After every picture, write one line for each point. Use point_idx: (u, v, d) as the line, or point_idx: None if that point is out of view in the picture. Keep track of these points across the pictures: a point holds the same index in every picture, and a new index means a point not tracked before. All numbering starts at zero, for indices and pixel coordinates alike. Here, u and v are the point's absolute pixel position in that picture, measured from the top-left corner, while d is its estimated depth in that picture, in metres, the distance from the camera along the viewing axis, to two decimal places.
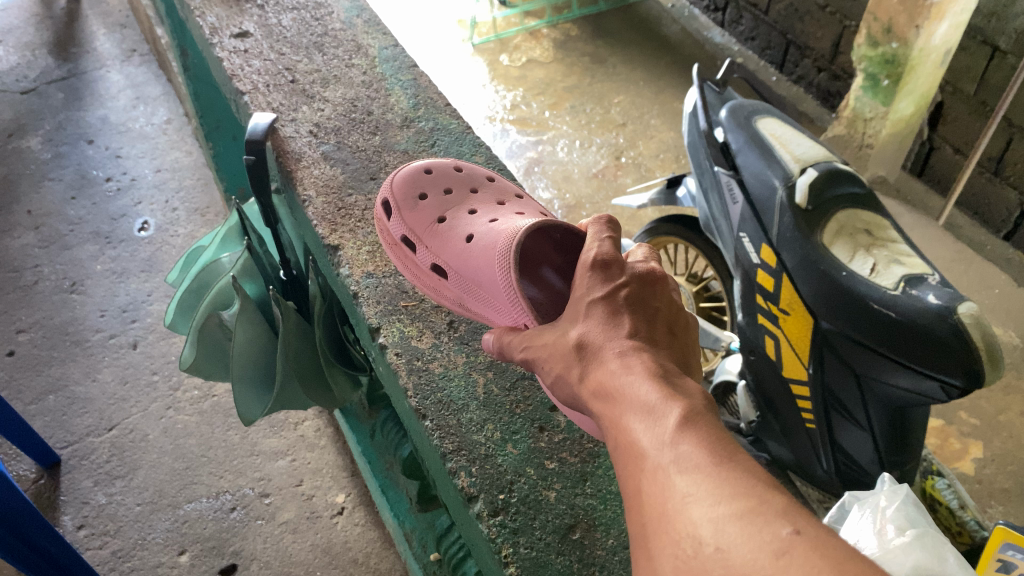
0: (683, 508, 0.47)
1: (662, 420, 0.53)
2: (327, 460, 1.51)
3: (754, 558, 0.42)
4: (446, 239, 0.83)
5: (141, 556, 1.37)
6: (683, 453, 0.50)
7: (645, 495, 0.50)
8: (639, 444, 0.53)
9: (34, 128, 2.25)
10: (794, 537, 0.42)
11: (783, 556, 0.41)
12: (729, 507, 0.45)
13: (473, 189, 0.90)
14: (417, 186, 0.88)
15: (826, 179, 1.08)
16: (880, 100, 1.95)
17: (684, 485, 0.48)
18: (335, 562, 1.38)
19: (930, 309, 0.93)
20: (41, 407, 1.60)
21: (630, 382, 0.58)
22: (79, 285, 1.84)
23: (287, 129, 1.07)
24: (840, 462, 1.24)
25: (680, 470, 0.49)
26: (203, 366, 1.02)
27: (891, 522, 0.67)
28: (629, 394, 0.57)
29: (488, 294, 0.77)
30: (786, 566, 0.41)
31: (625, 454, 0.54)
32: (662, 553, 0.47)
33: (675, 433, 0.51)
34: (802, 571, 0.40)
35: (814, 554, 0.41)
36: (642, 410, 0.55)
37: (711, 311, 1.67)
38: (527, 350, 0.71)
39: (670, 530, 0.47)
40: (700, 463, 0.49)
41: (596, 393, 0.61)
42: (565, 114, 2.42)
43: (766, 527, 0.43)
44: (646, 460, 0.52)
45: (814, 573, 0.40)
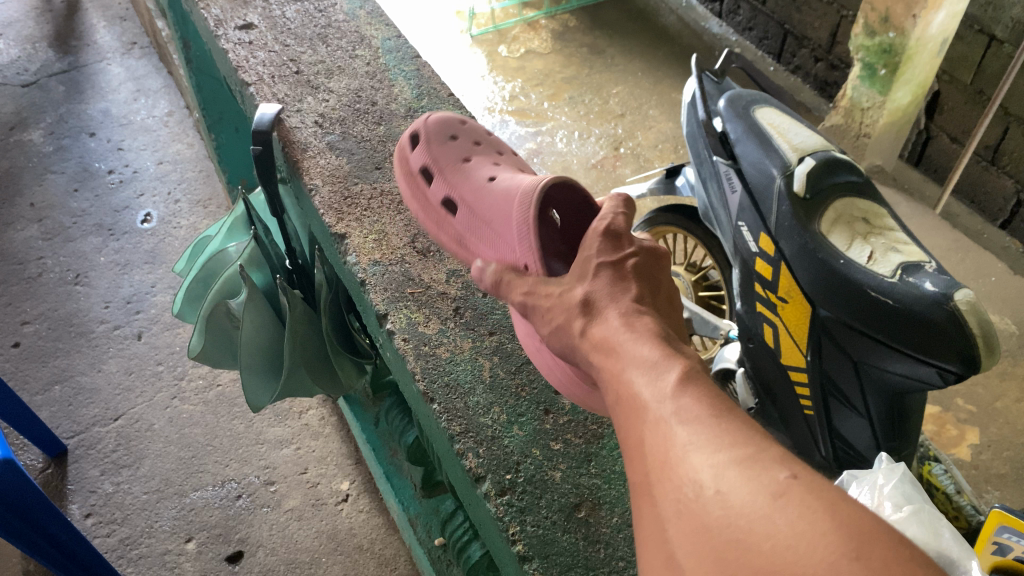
0: (684, 453, 0.48)
1: (663, 376, 0.54)
2: (332, 448, 1.53)
3: (754, 498, 0.43)
4: (467, 176, 0.88)
5: (148, 543, 1.39)
6: (683, 403, 0.51)
7: (646, 443, 0.51)
8: (641, 394, 0.54)
9: (36, 121, 2.26)
10: (792, 481, 0.43)
11: (780, 497, 0.42)
12: (729, 451, 0.47)
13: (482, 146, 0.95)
14: (450, 130, 0.95)
15: (825, 167, 1.10)
16: (878, 89, 1.97)
17: (685, 432, 0.49)
18: (340, 548, 1.39)
19: (927, 296, 0.94)
20: (48, 397, 1.62)
21: (631, 343, 0.59)
22: (83, 277, 1.85)
23: (293, 119, 1.08)
24: (838, 447, 1.26)
25: (681, 419, 0.50)
26: (211, 354, 1.04)
27: (888, 499, 0.69)
28: (630, 350, 0.59)
29: (493, 231, 0.81)
30: (784, 506, 0.42)
31: (627, 407, 0.55)
32: (666, 497, 0.48)
33: (676, 388, 0.53)
34: (799, 510, 0.41)
35: (810, 496, 0.42)
36: (643, 365, 0.56)
37: (710, 300, 1.69)
38: (530, 295, 0.72)
39: (672, 476, 0.48)
40: (701, 413, 0.50)
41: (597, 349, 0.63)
42: (564, 105, 2.43)
43: (765, 472, 0.44)
44: (646, 410, 0.53)
45: (810, 513, 0.41)
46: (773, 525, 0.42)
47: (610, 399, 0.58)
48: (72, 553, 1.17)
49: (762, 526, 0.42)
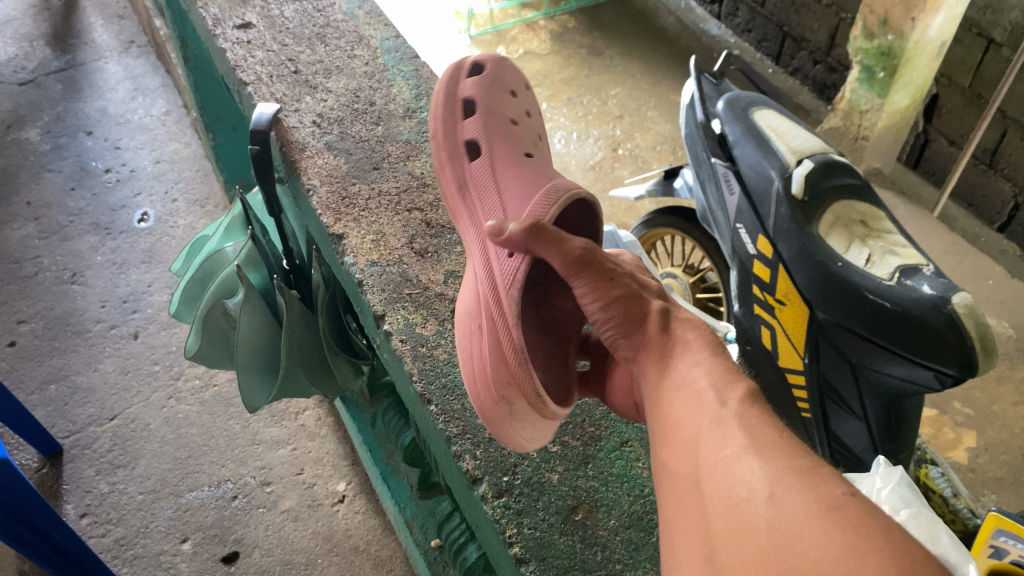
0: (740, 459, 0.52)
1: (730, 386, 0.58)
2: (328, 449, 1.52)
3: (805, 505, 0.47)
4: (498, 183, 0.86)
5: (144, 544, 1.39)
6: (746, 415, 0.55)
7: (703, 446, 0.55)
8: (703, 398, 0.58)
9: (33, 119, 2.25)
10: (847, 497, 0.46)
11: (835, 509, 0.45)
12: (787, 461, 0.50)
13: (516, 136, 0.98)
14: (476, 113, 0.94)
15: (822, 170, 1.09)
16: (876, 92, 1.97)
17: (745, 437, 0.53)
18: (336, 549, 1.39)
19: (924, 299, 0.94)
20: (43, 397, 1.61)
21: (702, 357, 0.62)
22: (79, 276, 1.85)
23: (291, 119, 1.08)
24: (835, 450, 1.26)
25: (744, 425, 0.54)
26: (208, 354, 1.04)
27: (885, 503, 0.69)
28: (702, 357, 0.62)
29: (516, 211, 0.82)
30: (837, 518, 0.45)
31: (688, 406, 0.58)
32: (716, 494, 0.52)
33: (743, 398, 0.56)
34: (850, 524, 0.44)
35: (864, 514, 0.45)
36: (712, 370, 0.60)
37: (707, 302, 1.69)
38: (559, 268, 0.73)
39: (727, 476, 0.52)
40: (762, 427, 0.54)
41: (670, 352, 0.64)
42: (563, 106, 2.43)
43: (821, 484, 0.48)
44: (707, 412, 0.57)
45: (861, 529, 0.44)
46: (824, 535, 0.44)
47: (670, 401, 0.61)
48: (77, 561, 1.19)
49: (806, 529, 0.45)
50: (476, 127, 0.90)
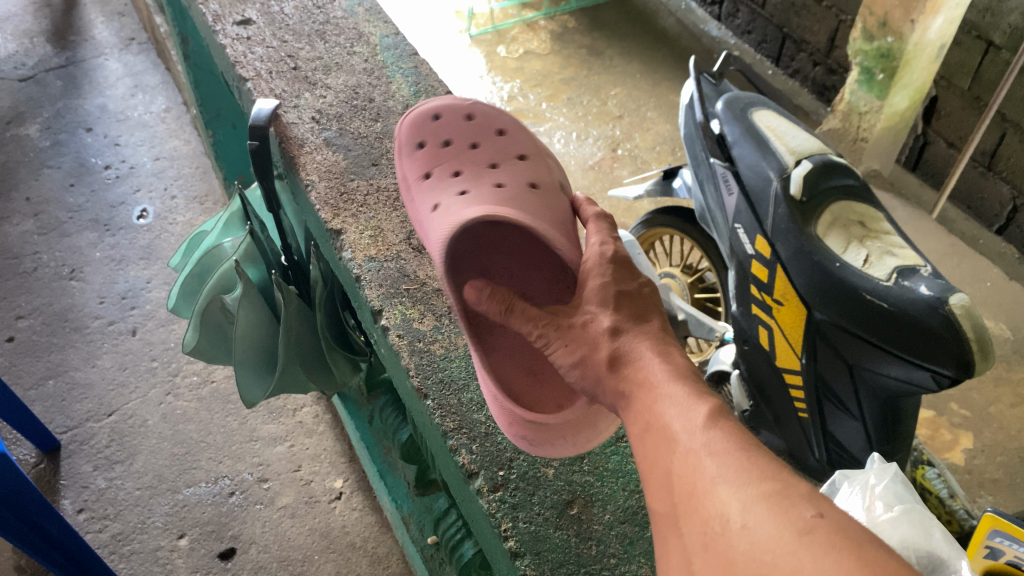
0: (710, 489, 0.48)
1: (694, 410, 0.53)
2: (326, 446, 1.52)
3: (780, 534, 0.43)
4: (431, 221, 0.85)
5: (141, 539, 1.39)
6: (714, 441, 0.51)
7: (676, 480, 0.51)
8: (669, 429, 0.54)
9: (33, 116, 2.25)
10: (818, 520, 0.43)
11: (807, 534, 0.42)
12: (758, 487, 0.46)
13: (473, 145, 0.93)
14: (420, 134, 0.93)
15: (821, 170, 1.10)
16: (875, 93, 1.97)
17: (713, 467, 0.49)
18: (333, 546, 1.39)
19: (922, 300, 0.94)
20: (41, 392, 1.61)
21: (665, 389, 0.57)
22: (78, 272, 1.85)
23: (291, 115, 1.08)
24: (832, 450, 1.26)
25: (710, 453, 0.50)
26: (206, 349, 1.04)
27: (879, 499, 0.67)
28: (660, 385, 0.57)
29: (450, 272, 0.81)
30: (810, 544, 0.42)
31: (656, 438, 0.54)
32: (693, 534, 0.48)
33: (707, 420, 0.52)
34: (824, 550, 0.41)
35: (837, 536, 0.42)
36: (674, 399, 0.55)
37: (705, 302, 1.69)
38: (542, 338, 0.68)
39: (700, 510, 0.48)
40: (733, 450, 0.50)
41: (628, 394, 0.60)
42: (562, 106, 2.43)
43: (791, 508, 0.44)
44: (676, 446, 0.52)
45: (834, 553, 0.41)
46: (799, 565, 0.41)
47: (640, 441, 0.56)
48: (75, 558, 1.19)
49: (784, 559, 0.42)
50: (412, 168, 0.91)
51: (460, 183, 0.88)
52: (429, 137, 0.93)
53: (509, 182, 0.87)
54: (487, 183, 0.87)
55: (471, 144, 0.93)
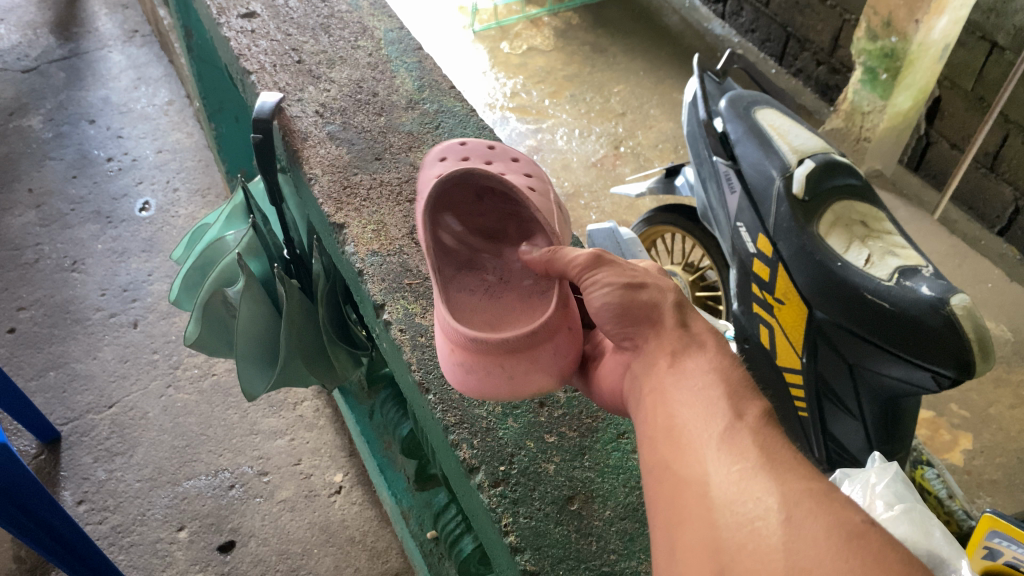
0: (752, 475, 0.48)
1: (743, 405, 0.54)
2: (326, 440, 1.53)
3: (824, 531, 0.43)
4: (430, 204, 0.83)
5: (140, 531, 1.39)
6: (762, 434, 0.51)
7: (715, 454, 0.51)
8: (716, 406, 0.54)
9: (35, 107, 2.25)
10: (865, 527, 0.43)
11: (856, 539, 0.42)
12: (803, 484, 0.47)
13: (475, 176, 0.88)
14: (445, 152, 0.93)
15: (823, 170, 1.10)
16: (879, 94, 1.97)
17: (758, 455, 0.49)
18: (332, 539, 1.39)
19: (923, 300, 0.94)
20: (42, 383, 1.61)
21: (719, 369, 0.58)
22: (80, 264, 1.85)
23: (294, 108, 1.08)
24: (831, 450, 1.26)
25: (757, 445, 0.50)
26: (207, 342, 1.04)
27: (879, 498, 0.66)
28: (708, 370, 0.58)
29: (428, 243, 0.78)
30: (858, 547, 0.42)
31: (699, 413, 0.54)
32: (723, 507, 0.47)
33: (757, 418, 0.53)
34: (873, 555, 0.41)
35: (886, 546, 0.42)
36: (724, 386, 0.56)
37: (706, 300, 1.69)
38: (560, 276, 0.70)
39: (739, 491, 0.47)
40: (778, 449, 0.50)
41: (677, 363, 0.60)
42: (565, 103, 2.43)
43: (838, 512, 0.44)
44: (719, 424, 0.52)
45: (884, 560, 0.41)
46: (846, 563, 0.41)
47: (675, 414, 0.56)
48: (76, 550, 1.19)
49: (826, 554, 0.42)
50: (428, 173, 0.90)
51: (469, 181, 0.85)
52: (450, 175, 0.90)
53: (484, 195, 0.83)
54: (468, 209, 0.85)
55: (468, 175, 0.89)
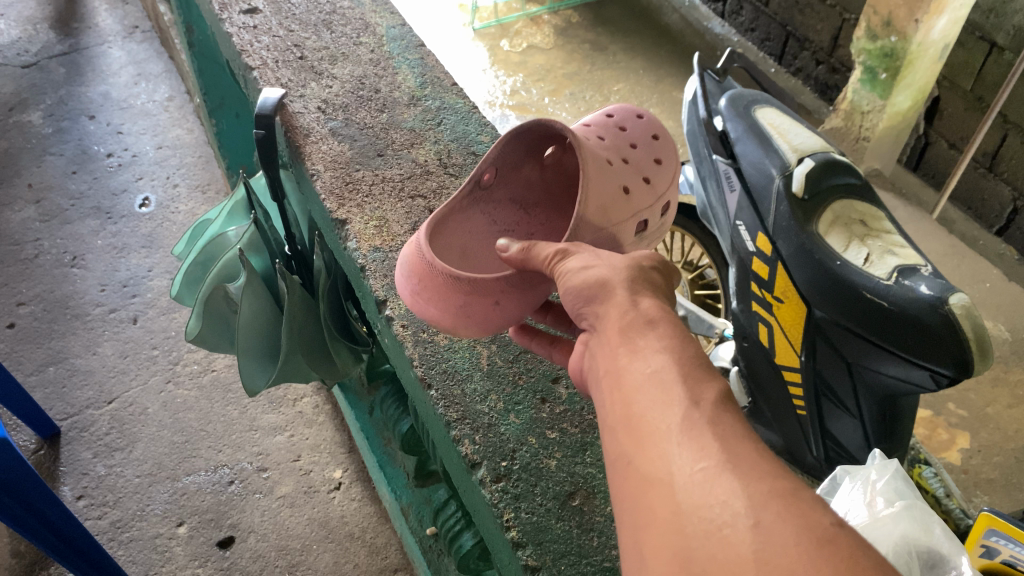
0: (717, 472, 0.41)
1: (699, 384, 0.47)
2: (325, 436, 1.53)
3: (798, 539, 0.37)
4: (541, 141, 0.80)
5: (139, 527, 1.39)
6: (722, 419, 0.45)
7: (674, 446, 0.44)
8: (670, 391, 0.47)
9: (35, 102, 2.25)
10: (840, 533, 0.38)
11: (832, 549, 0.37)
12: (769, 482, 0.40)
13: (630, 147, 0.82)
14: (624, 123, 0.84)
15: (823, 169, 1.10)
16: (878, 93, 1.97)
17: (721, 450, 0.42)
18: (331, 536, 1.39)
19: (922, 300, 0.94)
20: (42, 378, 1.62)
21: (674, 340, 0.51)
22: (80, 259, 1.85)
23: (296, 104, 1.08)
24: (830, 448, 1.27)
25: (717, 433, 0.43)
26: (209, 338, 1.04)
27: (880, 494, 0.65)
28: (663, 344, 0.50)
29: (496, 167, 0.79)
30: (834, 559, 0.36)
31: (654, 393, 0.47)
32: (689, 513, 0.41)
33: (717, 400, 0.46)
34: (852, 570, 0.36)
35: (864, 555, 0.37)
36: (674, 362, 0.48)
37: (705, 299, 1.70)
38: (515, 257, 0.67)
39: (701, 492, 0.41)
40: (740, 434, 0.44)
41: (625, 336, 0.52)
42: (565, 101, 2.43)
43: (810, 515, 0.38)
44: (675, 409, 0.45)
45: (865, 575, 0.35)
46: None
47: (627, 395, 0.48)
48: (73, 544, 1.19)
49: (804, 572, 0.36)
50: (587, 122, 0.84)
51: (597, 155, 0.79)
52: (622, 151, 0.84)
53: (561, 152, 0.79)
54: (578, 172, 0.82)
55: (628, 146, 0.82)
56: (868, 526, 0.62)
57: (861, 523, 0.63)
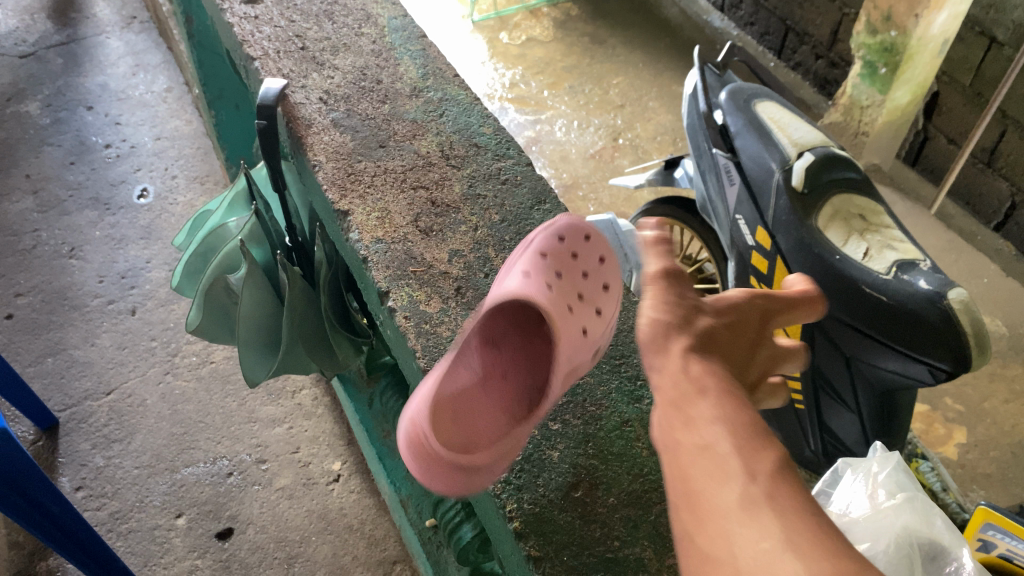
0: (774, 561, 0.39)
1: (754, 453, 0.45)
2: (324, 428, 1.53)
3: None
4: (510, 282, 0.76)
5: (138, 518, 1.39)
6: (777, 491, 0.42)
7: (732, 527, 0.42)
8: (725, 464, 0.44)
9: (33, 93, 2.24)
10: None
11: None
12: (827, 561, 0.38)
13: (600, 260, 0.82)
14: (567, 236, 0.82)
15: (823, 162, 1.10)
16: (877, 88, 1.99)
17: (780, 531, 0.40)
18: (330, 527, 1.39)
19: (921, 293, 0.95)
20: (40, 369, 1.61)
21: (722, 407, 0.48)
22: (78, 251, 1.85)
23: (298, 95, 1.08)
24: (828, 442, 1.27)
25: (774, 508, 0.41)
26: (208, 330, 1.04)
27: (882, 488, 0.65)
28: (710, 415, 0.48)
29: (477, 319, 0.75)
30: None
31: (709, 469, 0.45)
32: None
33: (769, 468, 0.44)
34: None
35: None
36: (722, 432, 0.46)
37: (704, 293, 1.70)
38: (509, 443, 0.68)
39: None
40: (797, 510, 0.41)
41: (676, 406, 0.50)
42: (564, 94, 2.43)
43: None
44: (728, 484, 0.44)
45: None
46: None
47: (687, 468, 0.46)
48: (74, 536, 1.19)
49: None
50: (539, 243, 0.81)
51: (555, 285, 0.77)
52: (578, 231, 0.82)
53: (591, 324, 0.77)
54: (573, 282, 0.79)
55: (598, 256, 0.82)
56: (871, 517, 0.62)
57: (863, 514, 0.63)
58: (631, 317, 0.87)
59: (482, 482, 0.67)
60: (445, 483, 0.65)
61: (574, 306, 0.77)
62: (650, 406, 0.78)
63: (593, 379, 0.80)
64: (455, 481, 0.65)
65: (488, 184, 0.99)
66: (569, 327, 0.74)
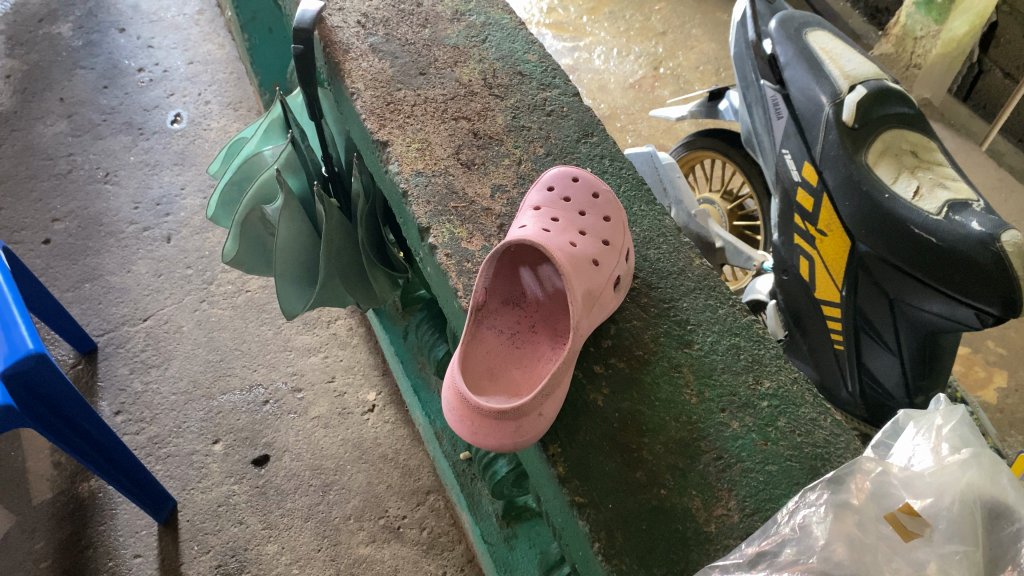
0: None
1: None
2: (359, 359, 1.53)
3: None
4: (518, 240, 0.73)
5: (176, 443, 1.41)
6: None
7: None
8: None
9: (65, 14, 2.22)
10: None
11: None
12: None
13: (594, 194, 0.79)
14: (569, 197, 0.78)
15: (875, 98, 1.05)
16: (933, 17, 1.85)
17: None
18: (365, 456, 1.40)
19: (972, 236, 0.90)
20: (78, 295, 1.63)
21: None
22: (112, 175, 1.84)
23: (335, 18, 1.04)
24: (866, 386, 1.23)
25: None
26: (244, 260, 1.02)
27: (945, 441, 0.59)
28: None
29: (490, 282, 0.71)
30: None
31: None
32: None
33: None
34: None
35: None
36: None
37: (744, 230, 1.66)
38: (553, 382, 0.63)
39: None
40: None
41: None
42: (604, 20, 2.35)
43: None
44: None
45: None
46: None
47: None
48: (117, 463, 1.21)
49: None
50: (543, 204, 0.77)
51: (568, 238, 0.73)
52: (564, 176, 0.80)
53: (599, 254, 0.73)
54: (571, 222, 0.75)
55: (591, 192, 0.79)
56: (932, 473, 0.57)
57: (923, 469, 0.58)
58: (681, 258, 0.85)
59: (535, 425, 0.63)
60: (495, 435, 0.61)
61: (578, 242, 0.73)
62: (699, 351, 0.76)
63: (639, 322, 0.78)
64: (505, 431, 0.61)
65: (532, 115, 0.95)
66: (577, 260, 0.70)
